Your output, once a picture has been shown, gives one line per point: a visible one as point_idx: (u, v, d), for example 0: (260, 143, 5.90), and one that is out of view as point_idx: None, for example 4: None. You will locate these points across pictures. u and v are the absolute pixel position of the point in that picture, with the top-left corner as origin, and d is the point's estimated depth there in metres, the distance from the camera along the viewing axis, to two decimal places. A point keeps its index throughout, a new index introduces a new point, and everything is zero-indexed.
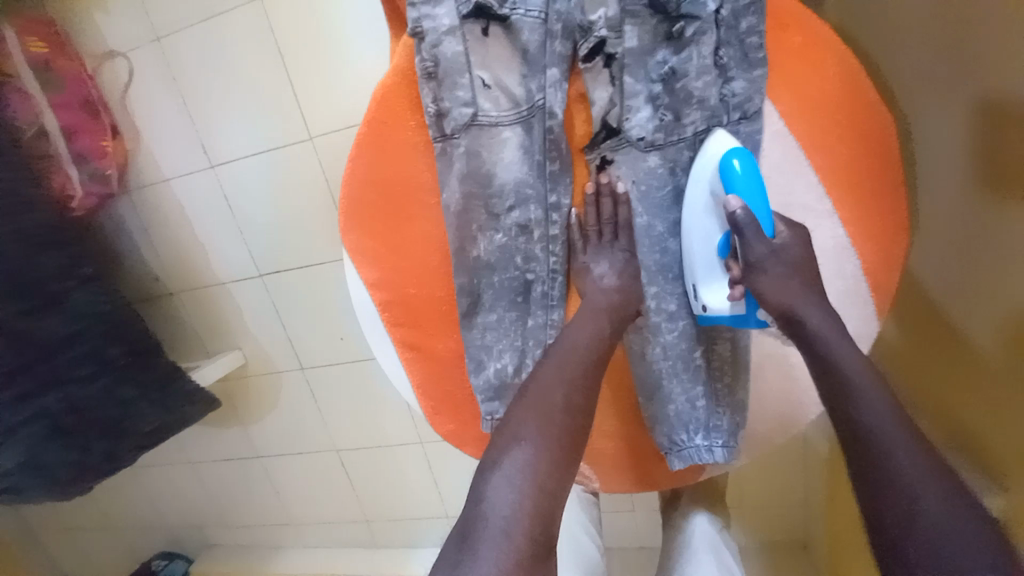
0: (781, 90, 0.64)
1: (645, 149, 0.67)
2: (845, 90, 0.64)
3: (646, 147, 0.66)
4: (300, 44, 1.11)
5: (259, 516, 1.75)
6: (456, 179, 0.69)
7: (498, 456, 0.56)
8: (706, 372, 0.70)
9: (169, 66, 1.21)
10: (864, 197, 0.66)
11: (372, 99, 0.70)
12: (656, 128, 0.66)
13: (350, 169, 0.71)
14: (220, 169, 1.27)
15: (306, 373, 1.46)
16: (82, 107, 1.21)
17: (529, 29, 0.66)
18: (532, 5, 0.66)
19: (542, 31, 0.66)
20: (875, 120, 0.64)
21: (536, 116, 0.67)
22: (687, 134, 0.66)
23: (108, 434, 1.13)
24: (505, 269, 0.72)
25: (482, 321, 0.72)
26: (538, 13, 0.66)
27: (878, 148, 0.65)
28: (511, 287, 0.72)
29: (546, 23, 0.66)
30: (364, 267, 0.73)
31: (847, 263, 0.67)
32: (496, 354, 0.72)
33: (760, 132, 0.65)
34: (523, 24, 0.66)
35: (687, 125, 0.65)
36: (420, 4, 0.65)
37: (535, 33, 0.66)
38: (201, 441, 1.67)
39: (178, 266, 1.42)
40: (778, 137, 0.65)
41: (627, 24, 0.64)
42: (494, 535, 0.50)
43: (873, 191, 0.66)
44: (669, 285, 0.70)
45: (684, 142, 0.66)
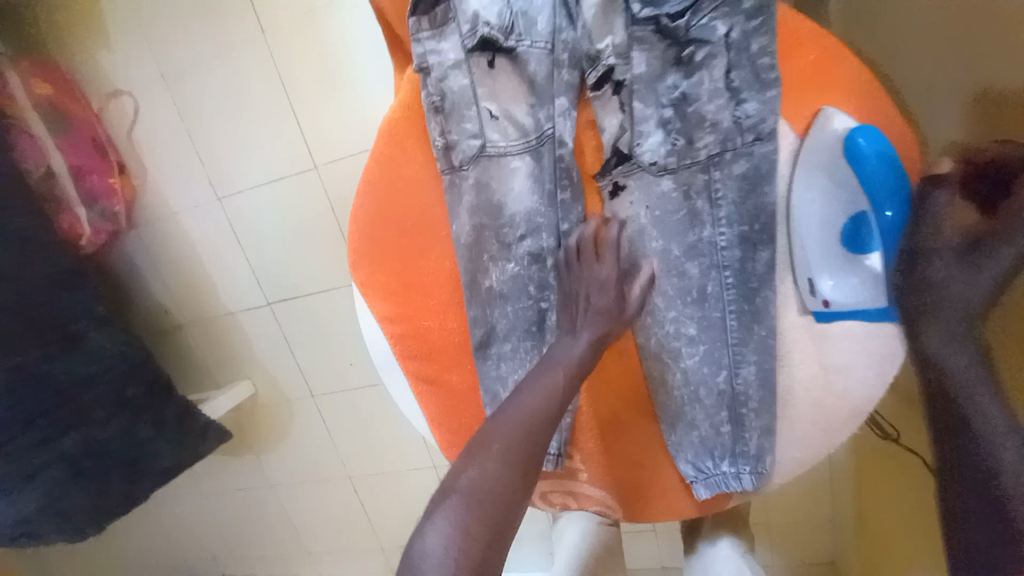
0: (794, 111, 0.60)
1: (657, 174, 0.64)
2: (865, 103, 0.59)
3: (658, 172, 0.64)
4: (303, 75, 1.12)
5: (273, 547, 1.73)
6: (466, 212, 0.68)
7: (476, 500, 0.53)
8: (730, 396, 0.66)
9: (174, 102, 1.22)
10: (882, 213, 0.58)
11: (380, 134, 0.70)
12: (667, 153, 0.63)
13: (358, 205, 0.71)
14: (226, 201, 1.27)
15: (317, 400, 1.45)
16: (91, 146, 1.23)
17: (536, 60, 0.66)
18: (538, 35, 0.66)
19: (549, 61, 0.66)
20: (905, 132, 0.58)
21: (546, 143, 0.67)
22: (699, 157, 0.62)
23: (126, 474, 1.12)
24: (518, 298, 0.69)
25: (497, 352, 0.70)
26: (544, 43, 0.66)
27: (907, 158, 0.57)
28: (525, 316, 0.69)
29: (553, 53, 0.66)
30: (375, 301, 0.72)
31: None
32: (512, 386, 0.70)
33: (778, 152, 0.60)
34: (529, 55, 0.66)
35: (700, 149, 0.62)
36: (426, 39, 0.66)
37: (541, 63, 0.66)
38: (214, 473, 1.65)
39: (187, 298, 1.41)
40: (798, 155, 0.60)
41: (635, 50, 0.63)
42: None
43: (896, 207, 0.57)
44: (688, 309, 0.66)
45: (697, 165, 0.62)
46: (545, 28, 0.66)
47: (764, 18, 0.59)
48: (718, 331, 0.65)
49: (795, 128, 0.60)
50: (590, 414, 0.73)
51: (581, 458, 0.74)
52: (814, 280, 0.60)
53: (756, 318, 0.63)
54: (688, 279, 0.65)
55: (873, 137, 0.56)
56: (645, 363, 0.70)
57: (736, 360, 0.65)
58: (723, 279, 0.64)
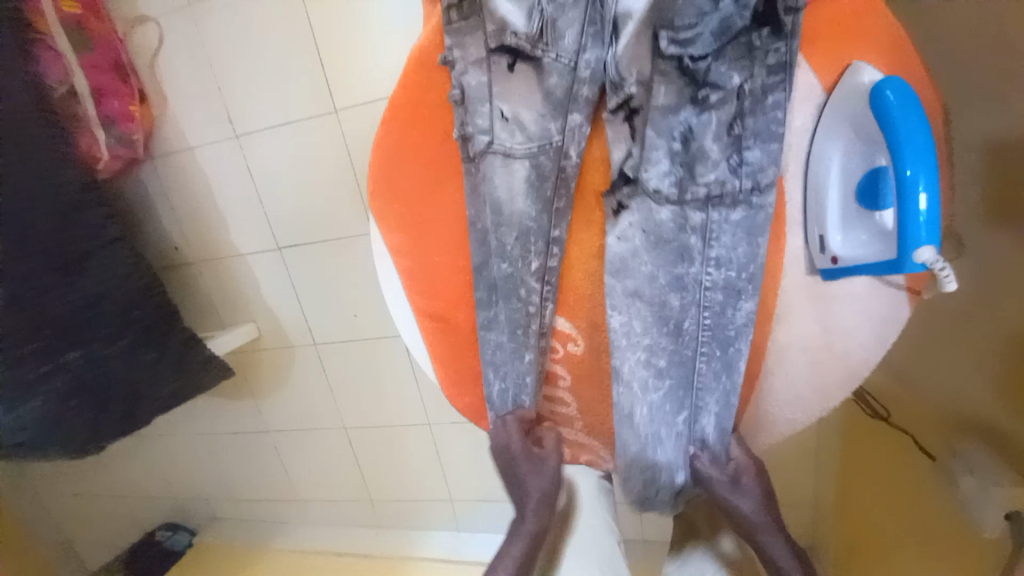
0: (822, 63, 0.58)
1: (659, 201, 0.63)
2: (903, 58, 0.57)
3: (661, 200, 0.63)
4: (330, 15, 1.11)
5: (265, 489, 1.77)
6: (473, 199, 0.67)
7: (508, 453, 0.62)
8: (687, 435, 0.67)
9: (199, 33, 1.21)
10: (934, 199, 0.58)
11: (410, 60, 0.67)
12: (671, 185, 0.62)
13: (382, 134, 0.70)
14: (244, 140, 1.28)
15: (319, 348, 1.47)
16: (112, 69, 1.23)
17: (557, 75, 0.61)
18: (564, 49, 0.61)
19: (580, 26, 0.61)
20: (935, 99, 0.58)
21: (551, 152, 0.63)
22: (699, 194, 0.61)
23: (128, 395, 1.15)
24: (506, 300, 0.69)
25: (495, 337, 0.71)
26: (569, 60, 0.61)
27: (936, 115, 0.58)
28: (513, 319, 0.69)
29: (575, 70, 0.61)
30: (389, 233, 0.73)
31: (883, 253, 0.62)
32: (501, 375, 0.72)
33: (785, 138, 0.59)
34: (552, 69, 0.61)
35: (701, 185, 0.61)
36: (454, 30, 0.63)
37: (562, 79, 0.61)
38: (212, 412, 1.68)
39: (198, 235, 1.43)
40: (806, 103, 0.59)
41: (656, 82, 0.61)
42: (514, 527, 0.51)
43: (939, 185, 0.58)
44: (667, 340, 0.66)
45: (696, 202, 0.62)
46: (572, 44, 0.61)
47: (784, 75, 0.58)
48: (690, 342, 0.66)
49: (822, 80, 0.58)
50: (588, 363, 0.73)
51: (576, 409, 0.76)
52: (826, 236, 0.59)
53: (732, 303, 0.64)
54: (677, 272, 0.64)
55: (902, 90, 0.52)
56: (613, 357, 0.69)
57: (699, 406, 0.66)
58: (703, 279, 0.64)
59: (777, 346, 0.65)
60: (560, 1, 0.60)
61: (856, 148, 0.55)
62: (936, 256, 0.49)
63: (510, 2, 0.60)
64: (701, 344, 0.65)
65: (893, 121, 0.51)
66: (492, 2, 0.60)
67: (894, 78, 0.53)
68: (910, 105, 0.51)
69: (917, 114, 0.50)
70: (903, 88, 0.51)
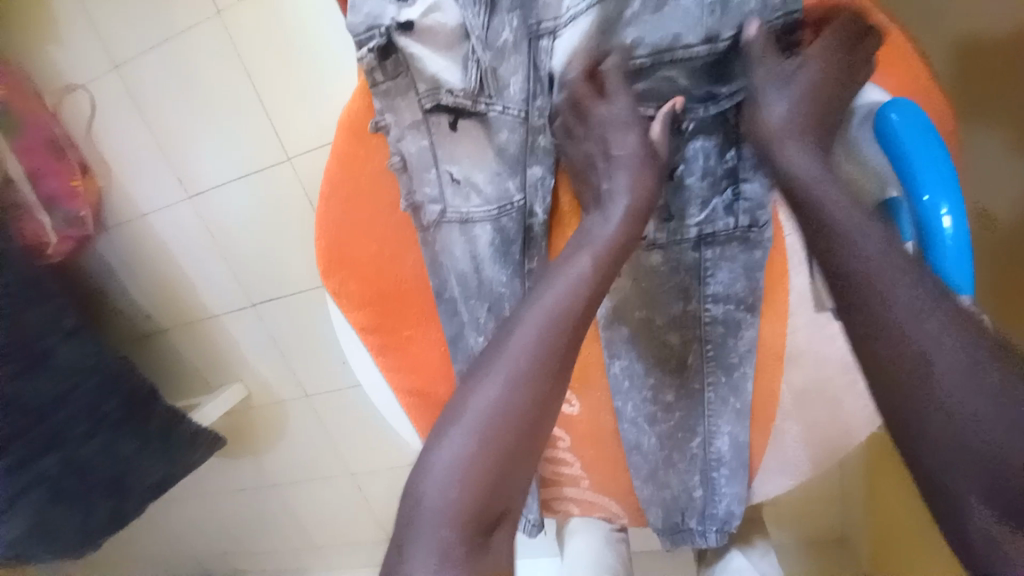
0: None
1: (647, 248, 0.60)
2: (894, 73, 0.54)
3: (648, 247, 0.60)
4: (266, 59, 1.02)
5: (280, 541, 1.71)
6: (434, 270, 0.60)
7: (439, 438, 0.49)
8: (702, 460, 0.65)
9: (133, 93, 1.13)
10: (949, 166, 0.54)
11: (341, 124, 0.60)
12: (656, 229, 0.60)
13: (323, 207, 0.63)
14: (198, 199, 1.20)
15: (312, 399, 1.41)
16: (47, 147, 1.14)
17: (508, 130, 0.56)
18: (510, 100, 0.55)
19: (526, 73, 0.55)
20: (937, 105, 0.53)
21: (513, 213, 0.57)
22: (690, 235, 0.59)
23: (116, 487, 1.08)
24: None
25: None
26: (518, 111, 0.55)
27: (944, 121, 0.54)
28: None
29: (527, 120, 0.56)
30: (349, 311, 0.65)
31: None
32: None
33: None
34: (501, 123, 0.55)
35: (691, 226, 0.59)
36: (382, 93, 0.55)
37: (514, 133, 0.56)
38: (215, 473, 1.62)
39: (169, 302, 1.36)
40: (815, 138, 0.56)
41: None
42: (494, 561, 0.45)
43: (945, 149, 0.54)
44: (669, 377, 0.63)
45: (687, 242, 0.59)
46: (519, 93, 0.55)
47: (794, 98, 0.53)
48: (695, 376, 0.62)
49: None
50: (589, 422, 0.69)
51: (582, 468, 0.70)
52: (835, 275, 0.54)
53: (733, 334, 0.60)
54: (675, 313, 0.62)
55: (909, 113, 0.48)
56: (615, 399, 0.66)
57: (711, 431, 0.64)
58: (701, 316, 0.61)
59: (790, 387, 0.61)
60: (499, 46, 0.54)
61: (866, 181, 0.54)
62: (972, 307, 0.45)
63: (441, 58, 0.53)
64: (707, 376, 0.62)
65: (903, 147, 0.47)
66: (420, 60, 0.53)
67: (898, 100, 0.49)
68: (921, 130, 0.47)
69: (927, 136, 0.46)
70: (909, 110, 0.48)
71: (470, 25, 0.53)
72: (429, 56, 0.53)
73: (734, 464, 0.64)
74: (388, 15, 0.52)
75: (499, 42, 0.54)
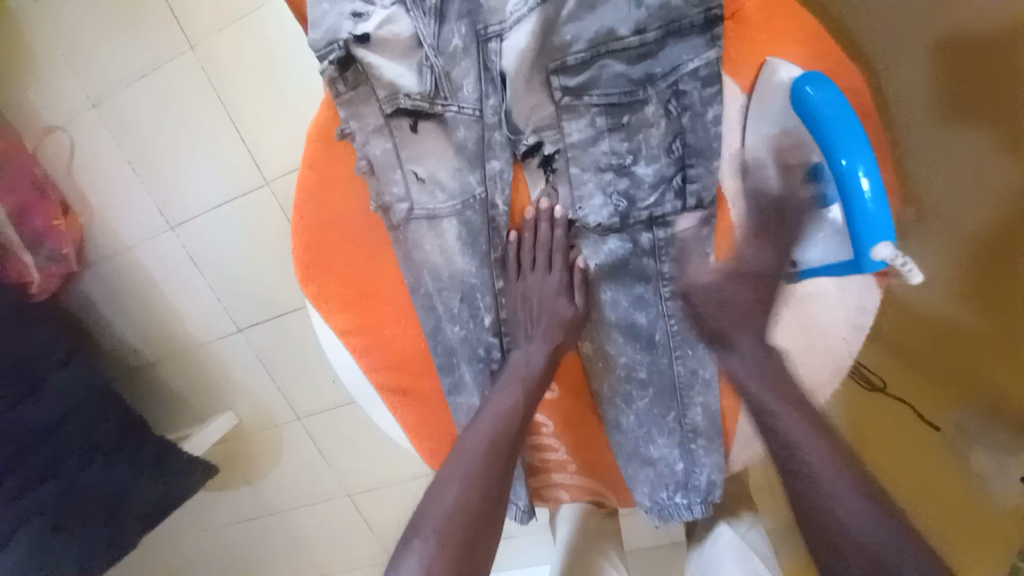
0: (741, 70, 0.59)
1: (603, 234, 0.64)
2: (813, 52, 0.59)
3: (604, 232, 0.64)
4: (239, 88, 1.07)
5: (281, 572, 1.67)
6: (407, 266, 0.64)
7: None
8: (680, 432, 0.67)
9: (110, 131, 1.17)
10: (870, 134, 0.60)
11: (310, 137, 0.64)
12: (610, 216, 0.62)
13: (298, 215, 0.66)
14: (180, 229, 1.22)
15: (304, 420, 1.41)
16: (31, 187, 1.18)
17: (465, 127, 0.60)
18: (465, 100, 0.60)
19: (478, 75, 0.60)
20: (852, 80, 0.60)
21: (477, 206, 0.62)
22: (642, 218, 0.62)
23: (107, 522, 1.06)
24: (469, 360, 0.65)
25: (466, 403, 0.65)
26: (473, 109, 0.60)
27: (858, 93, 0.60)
28: (481, 379, 0.65)
29: (482, 118, 0.60)
30: (330, 316, 0.67)
31: None
32: None
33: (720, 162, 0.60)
34: (458, 121, 0.60)
35: (643, 209, 0.62)
36: (345, 102, 0.59)
37: (471, 131, 0.60)
38: (210, 507, 1.60)
39: (155, 333, 1.36)
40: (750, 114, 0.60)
41: (566, 121, 0.60)
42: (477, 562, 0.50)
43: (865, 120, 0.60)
44: (639, 355, 0.66)
45: (640, 225, 0.63)
46: (473, 92, 0.60)
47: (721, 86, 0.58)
48: (664, 351, 0.66)
49: (742, 83, 0.60)
50: (570, 405, 0.71)
51: (568, 452, 0.73)
52: (785, 240, 0.61)
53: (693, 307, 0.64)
54: (637, 292, 0.65)
55: (823, 86, 0.54)
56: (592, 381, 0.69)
57: (685, 402, 0.66)
58: (662, 292, 0.64)
59: None
60: (450, 52, 0.59)
61: (791, 151, 0.59)
62: (895, 251, 0.48)
63: (397, 65, 0.58)
64: (675, 350, 0.65)
65: (818, 116, 0.53)
66: (376, 68, 0.57)
67: (813, 75, 0.55)
68: (833, 98, 0.53)
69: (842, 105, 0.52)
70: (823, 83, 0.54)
71: (422, 35, 0.58)
72: (387, 63, 0.57)
73: (710, 433, 0.67)
74: (346, 30, 0.56)
75: (450, 48, 0.59)
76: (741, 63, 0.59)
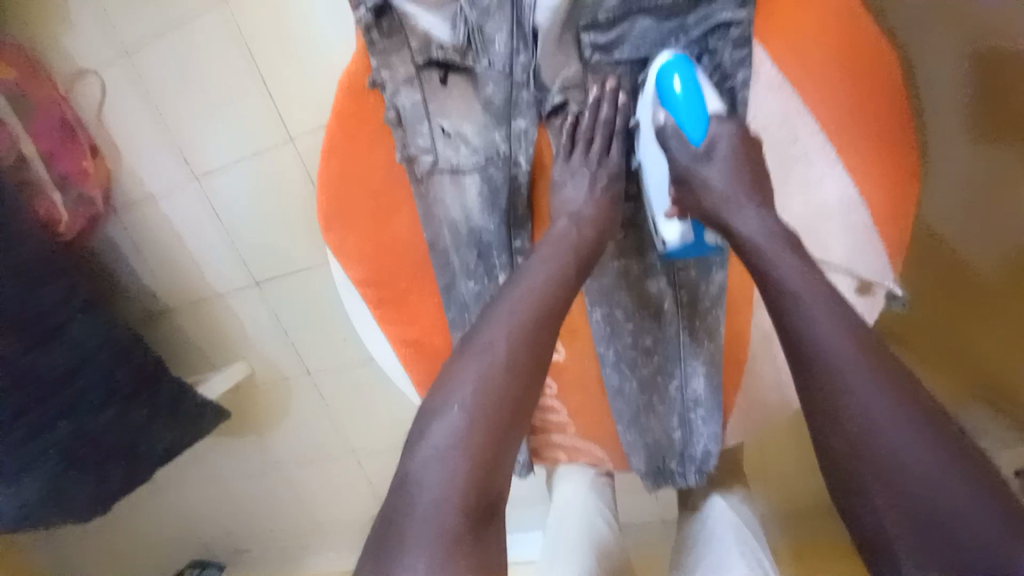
0: (771, 33, 0.59)
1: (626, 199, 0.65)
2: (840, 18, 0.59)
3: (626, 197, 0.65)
4: (267, 41, 1.07)
5: (284, 520, 1.74)
6: (429, 220, 0.66)
7: (436, 402, 0.53)
8: (680, 403, 0.69)
9: (141, 77, 1.18)
10: (894, 106, 0.60)
11: (339, 86, 0.65)
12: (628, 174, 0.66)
13: (323, 164, 0.67)
14: (204, 179, 1.25)
15: (314, 376, 1.45)
16: (59, 129, 1.22)
17: (494, 83, 0.62)
18: (495, 56, 0.61)
19: (509, 30, 0.61)
20: (880, 53, 0.59)
21: (500, 163, 0.63)
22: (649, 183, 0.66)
23: (124, 456, 1.13)
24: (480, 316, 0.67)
25: None
26: (503, 65, 0.61)
27: (887, 61, 0.59)
28: None
29: (510, 75, 0.62)
30: (349, 264, 0.70)
31: (859, 227, 0.61)
32: None
33: (741, 135, 0.62)
34: (487, 77, 0.62)
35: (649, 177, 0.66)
36: (378, 51, 0.61)
37: (499, 87, 0.62)
38: (220, 453, 1.66)
39: (175, 281, 1.40)
40: (771, 86, 0.60)
41: (590, 82, 0.63)
42: None
43: (893, 89, 0.59)
44: (647, 323, 0.68)
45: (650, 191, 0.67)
46: (503, 48, 0.61)
47: (750, 49, 0.59)
48: (670, 320, 0.68)
49: (770, 47, 0.59)
50: (575, 369, 0.73)
51: (570, 414, 0.75)
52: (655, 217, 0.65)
53: (705, 277, 0.66)
54: (650, 261, 0.68)
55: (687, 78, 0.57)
56: (598, 345, 0.71)
57: (687, 372, 0.68)
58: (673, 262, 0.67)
59: (758, 329, 0.67)
60: (484, 5, 0.60)
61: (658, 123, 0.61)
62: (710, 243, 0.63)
63: (432, 16, 0.60)
64: (683, 321, 0.68)
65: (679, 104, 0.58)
66: (414, 19, 0.60)
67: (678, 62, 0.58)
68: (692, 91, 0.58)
69: (696, 105, 0.58)
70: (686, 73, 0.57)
71: None
72: (422, 14, 0.60)
73: (709, 405, 0.68)
74: None
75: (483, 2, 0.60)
76: (767, 23, 0.59)
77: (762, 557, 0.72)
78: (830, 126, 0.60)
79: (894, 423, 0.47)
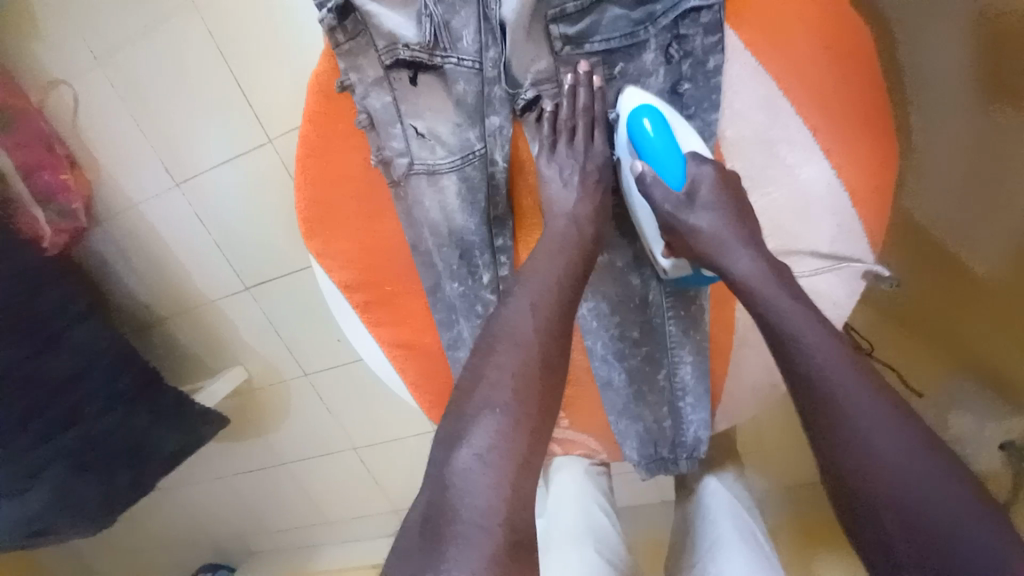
0: (742, 18, 0.59)
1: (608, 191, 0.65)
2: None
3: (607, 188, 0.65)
4: (239, 42, 1.05)
5: (292, 518, 1.76)
6: (409, 223, 0.65)
7: None
8: (670, 391, 0.70)
9: (114, 84, 1.16)
10: (870, 85, 0.59)
11: (310, 90, 0.64)
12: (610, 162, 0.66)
13: (299, 171, 0.66)
14: (186, 185, 1.23)
15: (311, 377, 1.45)
16: (38, 142, 1.19)
17: (465, 81, 0.61)
18: (464, 52, 0.61)
19: (477, 26, 0.61)
20: (854, 33, 0.58)
21: (476, 162, 0.63)
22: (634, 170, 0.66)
23: (131, 462, 1.12)
24: (465, 316, 0.67)
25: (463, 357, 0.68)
26: (472, 62, 0.61)
27: (861, 40, 0.58)
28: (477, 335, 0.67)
29: (481, 71, 0.61)
30: (332, 270, 0.69)
31: (841, 208, 0.61)
32: None
33: (718, 122, 0.61)
34: (457, 74, 0.61)
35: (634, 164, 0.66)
36: (345, 53, 0.60)
37: (470, 84, 0.61)
38: (224, 456, 1.67)
39: (165, 289, 1.39)
40: (746, 71, 0.59)
41: (562, 73, 0.62)
42: (471, 534, 0.45)
43: (868, 69, 0.59)
44: (632, 314, 0.69)
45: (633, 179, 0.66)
46: (472, 45, 0.61)
47: (722, 32, 0.59)
48: (655, 310, 0.68)
49: (741, 32, 0.59)
50: None
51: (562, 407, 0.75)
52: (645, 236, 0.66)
53: None
54: (633, 252, 0.68)
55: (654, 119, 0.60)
56: (585, 339, 0.71)
57: (675, 361, 0.69)
58: (656, 252, 0.67)
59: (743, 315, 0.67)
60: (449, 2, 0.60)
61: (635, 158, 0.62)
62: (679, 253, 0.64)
63: (397, 15, 0.59)
64: (668, 310, 0.68)
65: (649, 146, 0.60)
66: (377, 18, 0.58)
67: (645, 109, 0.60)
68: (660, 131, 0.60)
69: (665, 138, 0.60)
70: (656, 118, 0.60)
71: None
72: (386, 14, 0.59)
73: (698, 392, 0.69)
74: None
75: None
76: (738, 10, 0.59)
77: (758, 537, 0.73)
78: (807, 111, 0.59)
79: (884, 418, 0.46)
